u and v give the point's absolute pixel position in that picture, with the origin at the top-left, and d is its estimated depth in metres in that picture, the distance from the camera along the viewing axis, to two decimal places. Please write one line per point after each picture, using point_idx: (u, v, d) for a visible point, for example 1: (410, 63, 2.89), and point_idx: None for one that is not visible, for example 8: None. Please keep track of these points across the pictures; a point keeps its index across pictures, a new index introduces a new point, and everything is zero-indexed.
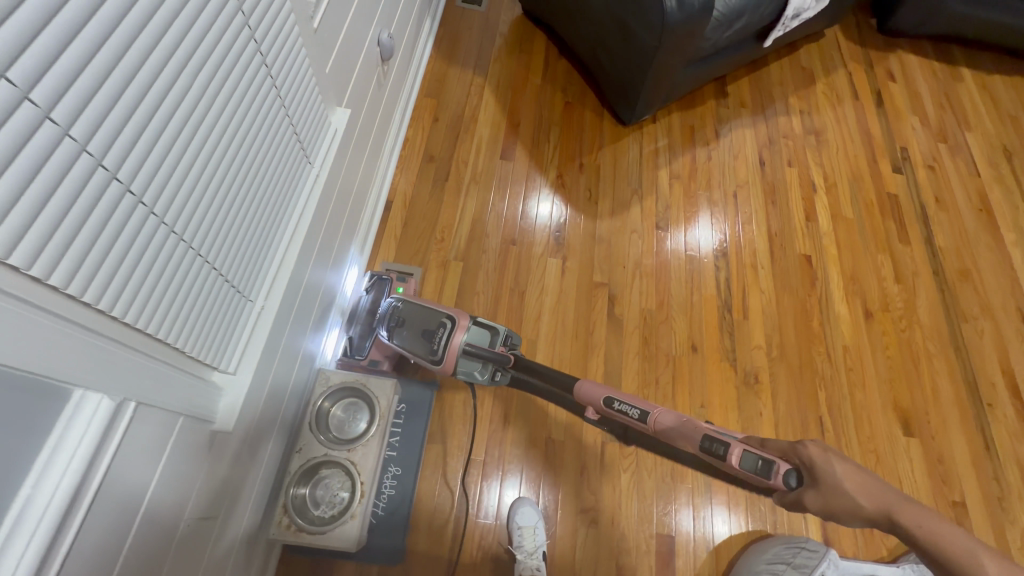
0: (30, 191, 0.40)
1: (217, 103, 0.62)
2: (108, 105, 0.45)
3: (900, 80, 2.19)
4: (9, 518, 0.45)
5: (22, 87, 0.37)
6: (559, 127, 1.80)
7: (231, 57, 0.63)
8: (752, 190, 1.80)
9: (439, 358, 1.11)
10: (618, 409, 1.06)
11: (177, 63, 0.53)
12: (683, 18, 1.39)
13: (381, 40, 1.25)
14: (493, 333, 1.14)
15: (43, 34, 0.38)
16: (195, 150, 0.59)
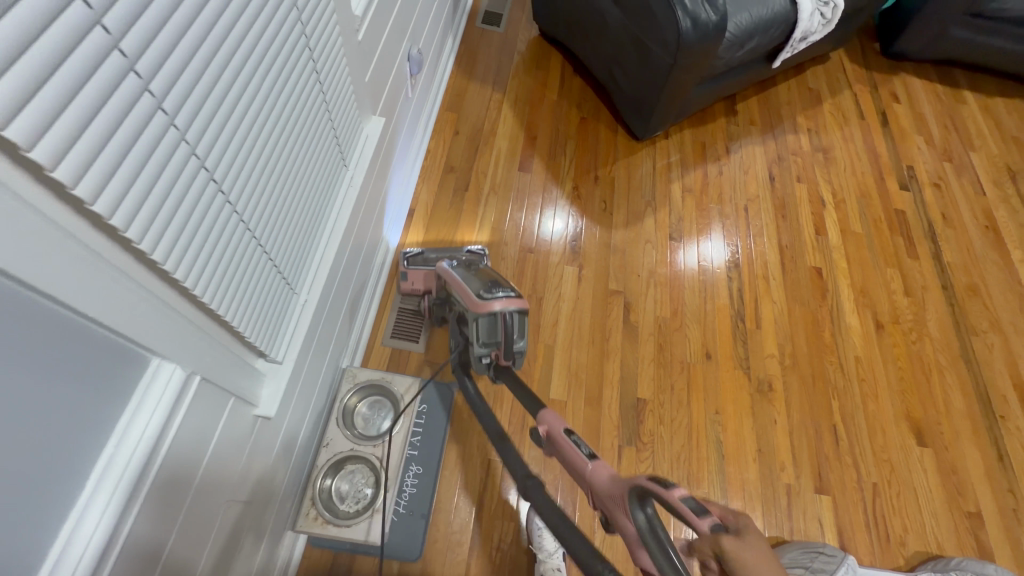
0: (131, 156, 0.44)
1: (273, 98, 0.67)
2: (190, 86, 0.50)
3: (904, 102, 2.26)
4: (94, 474, 0.50)
5: (130, 59, 0.42)
6: (574, 141, 1.87)
7: (286, 57, 0.69)
8: (762, 205, 1.85)
9: (483, 296, 1.07)
10: (571, 442, 0.94)
11: (245, 56, 0.59)
12: (698, 38, 1.46)
13: (411, 56, 1.32)
14: (522, 337, 1.08)
15: (147, 15, 0.43)
16: (255, 140, 0.64)
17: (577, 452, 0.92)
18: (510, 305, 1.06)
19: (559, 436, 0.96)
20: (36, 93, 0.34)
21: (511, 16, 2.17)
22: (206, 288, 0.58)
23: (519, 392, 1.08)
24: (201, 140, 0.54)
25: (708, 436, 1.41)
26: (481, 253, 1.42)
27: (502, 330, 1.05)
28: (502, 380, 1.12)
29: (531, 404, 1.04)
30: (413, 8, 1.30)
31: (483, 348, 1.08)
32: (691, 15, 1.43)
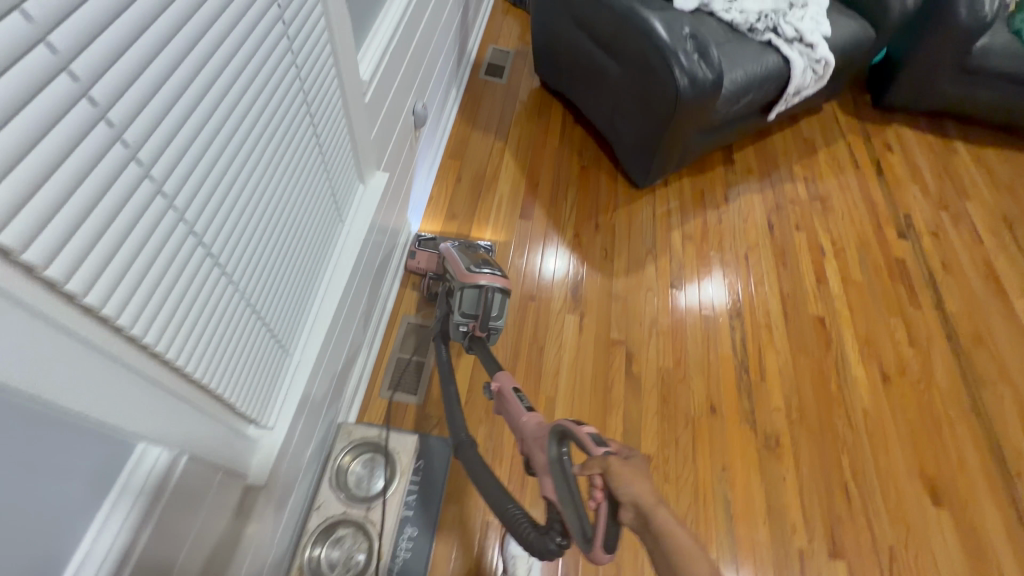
0: (127, 243, 0.42)
1: (272, 166, 0.66)
2: (192, 165, 0.49)
3: (897, 151, 2.31)
4: (117, 485, 0.54)
5: (133, 148, 0.40)
6: (575, 188, 1.89)
7: (286, 122, 0.68)
8: (763, 252, 1.85)
9: (470, 270, 1.27)
10: (516, 399, 1.17)
11: (247, 128, 0.58)
12: (695, 94, 1.50)
13: (416, 109, 1.35)
14: (498, 314, 1.27)
15: (150, 104, 0.42)
16: (253, 207, 0.63)
17: (519, 404, 1.15)
18: (493, 282, 1.27)
19: (509, 391, 1.18)
20: (32, 197, 0.32)
21: (514, 68, 2.25)
22: (198, 366, 0.56)
23: (485, 357, 1.28)
24: (200, 218, 0.52)
25: (715, 495, 1.36)
26: (489, 249, 1.58)
27: (483, 304, 1.26)
28: (476, 348, 1.30)
29: (491, 364, 1.25)
30: (419, 66, 1.33)
31: (463, 317, 1.26)
32: (687, 73, 1.47)
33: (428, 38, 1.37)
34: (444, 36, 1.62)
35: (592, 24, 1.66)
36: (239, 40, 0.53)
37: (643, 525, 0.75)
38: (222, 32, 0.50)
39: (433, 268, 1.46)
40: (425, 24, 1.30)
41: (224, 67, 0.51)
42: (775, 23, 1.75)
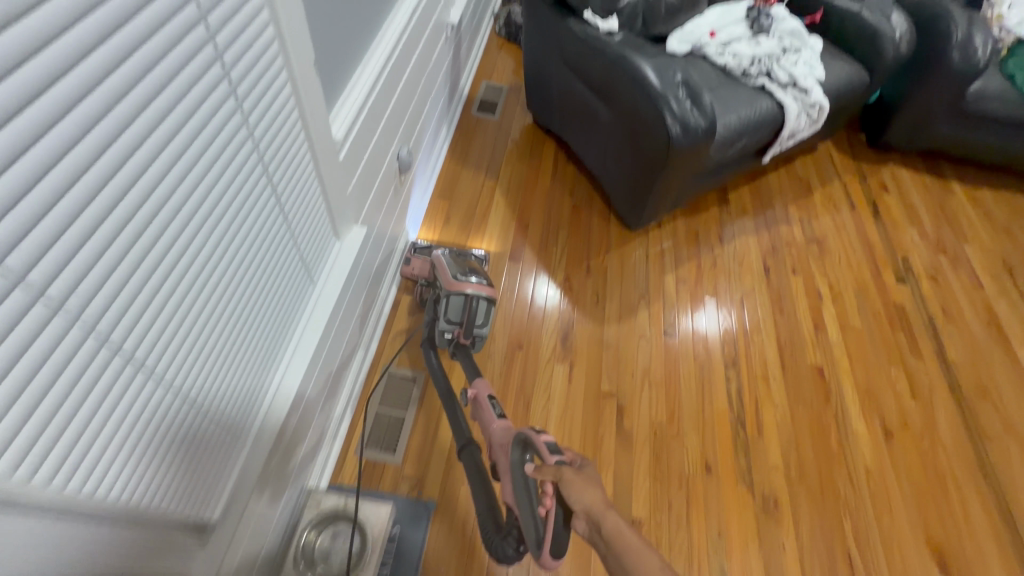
0: (9, 378, 0.37)
1: (222, 248, 0.62)
2: (107, 273, 0.44)
3: (893, 192, 2.28)
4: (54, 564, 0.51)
5: (15, 273, 0.35)
6: (567, 229, 1.85)
7: (241, 200, 0.64)
8: (758, 298, 1.80)
9: (457, 279, 1.31)
10: (491, 404, 1.24)
11: (185, 218, 0.53)
12: (688, 142, 1.47)
13: (401, 155, 1.32)
14: (483, 322, 1.32)
15: (43, 222, 0.37)
16: (195, 297, 0.58)
17: (493, 410, 1.23)
18: (480, 292, 1.31)
19: (485, 398, 1.24)
20: None
21: (506, 105, 2.23)
22: (122, 474, 0.51)
23: (469, 363, 1.32)
24: (123, 321, 0.47)
25: (711, 565, 1.28)
26: (482, 258, 1.63)
27: (468, 312, 1.30)
28: (460, 354, 1.34)
29: (471, 370, 1.28)
30: (405, 111, 1.30)
31: (449, 324, 1.30)
32: (680, 120, 1.45)
33: (414, 82, 1.34)
34: (433, 77, 1.60)
35: (583, 67, 1.64)
36: (171, 128, 0.49)
37: (595, 531, 0.86)
38: (148, 123, 0.45)
39: (425, 275, 1.49)
40: (411, 69, 1.27)
41: (153, 161, 0.47)
42: (768, 68, 1.74)
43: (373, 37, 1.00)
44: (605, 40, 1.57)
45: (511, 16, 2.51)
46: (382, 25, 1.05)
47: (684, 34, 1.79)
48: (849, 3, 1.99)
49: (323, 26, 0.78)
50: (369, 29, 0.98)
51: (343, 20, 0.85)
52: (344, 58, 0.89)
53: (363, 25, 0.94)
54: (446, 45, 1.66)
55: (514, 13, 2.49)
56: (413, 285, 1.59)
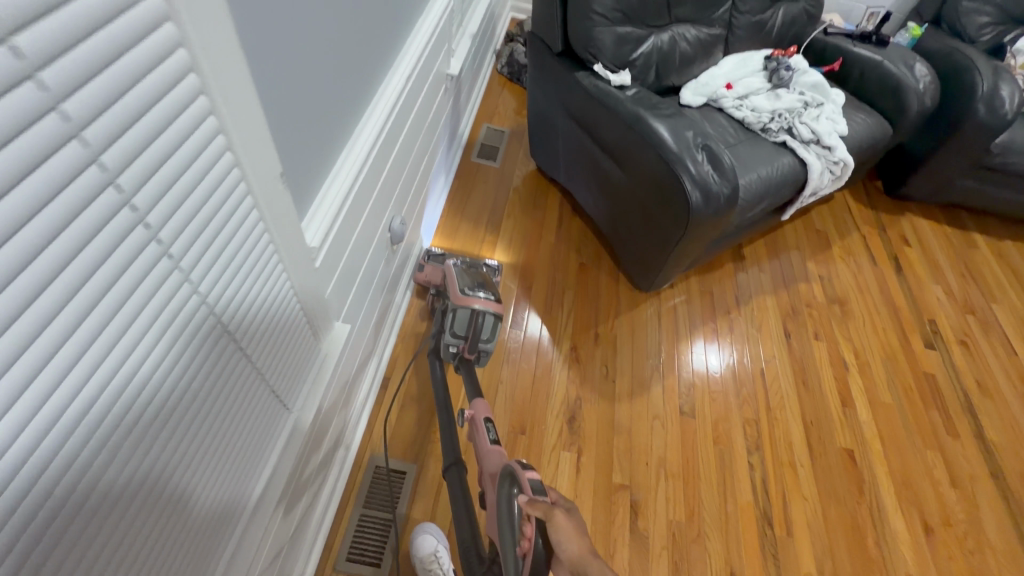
0: None
1: (146, 440, 0.46)
2: None
3: (915, 246, 2.19)
4: None
5: None
6: (573, 291, 1.72)
7: (177, 369, 0.49)
8: (780, 369, 1.67)
9: (464, 293, 1.30)
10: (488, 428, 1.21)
11: (78, 436, 0.39)
12: (708, 210, 1.34)
13: (393, 226, 1.19)
14: (489, 338, 1.30)
15: None
16: (101, 522, 0.43)
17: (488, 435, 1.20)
18: (486, 307, 1.29)
19: (478, 420, 1.22)
20: None
21: (508, 151, 2.11)
22: None
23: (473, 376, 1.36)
24: None
25: None
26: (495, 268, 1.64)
27: (473, 328, 1.28)
28: (466, 368, 1.34)
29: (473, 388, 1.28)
30: (398, 178, 1.17)
31: (454, 339, 1.30)
32: (700, 185, 1.32)
33: (410, 144, 1.22)
34: (431, 131, 1.48)
35: (592, 123, 1.53)
36: (75, 316, 0.36)
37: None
38: (10, 355, 0.32)
39: (435, 283, 1.54)
40: (404, 134, 1.15)
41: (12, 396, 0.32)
42: (790, 123, 1.62)
43: (359, 115, 0.88)
44: (617, 96, 1.45)
45: (514, 55, 2.41)
46: (370, 97, 0.93)
47: (699, 85, 1.68)
48: (869, 52, 1.91)
49: (293, 119, 0.65)
50: (354, 107, 0.85)
51: (320, 107, 0.73)
52: (319, 149, 0.75)
53: (346, 104, 0.82)
54: (446, 95, 1.54)
55: (517, 52, 2.40)
56: (425, 292, 1.65)
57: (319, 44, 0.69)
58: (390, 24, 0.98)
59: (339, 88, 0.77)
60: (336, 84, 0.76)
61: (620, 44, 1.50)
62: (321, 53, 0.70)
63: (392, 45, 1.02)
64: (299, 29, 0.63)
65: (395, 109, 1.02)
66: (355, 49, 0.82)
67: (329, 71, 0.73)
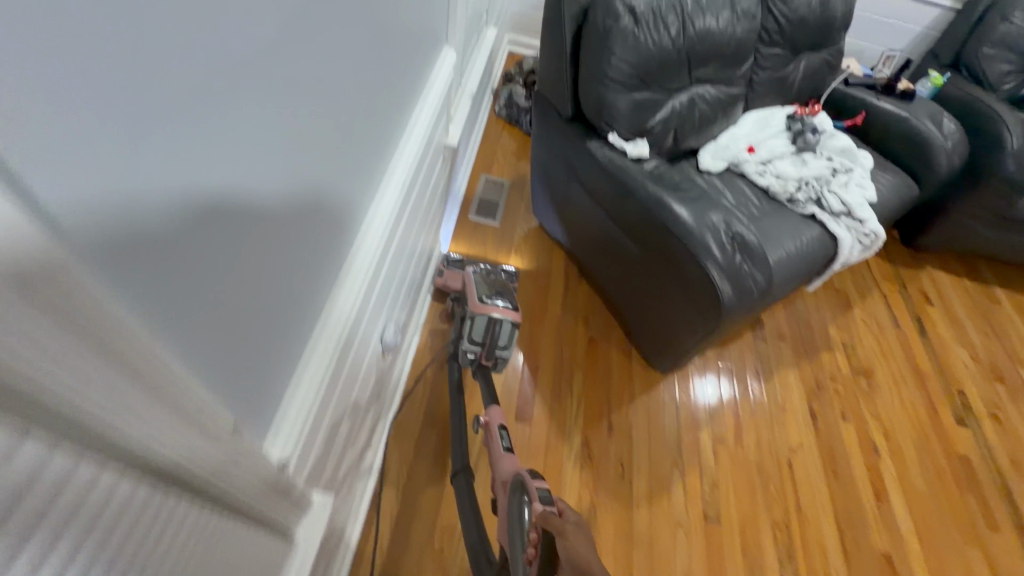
0: None
1: None
2: None
3: (937, 302, 2.06)
4: None
5: None
6: (582, 372, 1.57)
7: None
8: (808, 456, 1.53)
9: (483, 301, 1.35)
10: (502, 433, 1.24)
11: None
12: (739, 305, 1.19)
13: (384, 339, 1.09)
14: (505, 345, 1.34)
15: None
16: None
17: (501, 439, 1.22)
18: (505, 316, 1.34)
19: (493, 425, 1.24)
20: None
21: (508, 205, 1.96)
22: None
23: (489, 385, 1.38)
24: None
25: None
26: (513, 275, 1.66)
27: (490, 335, 1.32)
28: (481, 375, 1.37)
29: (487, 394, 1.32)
30: (389, 284, 1.06)
31: (471, 344, 1.33)
32: (730, 280, 1.17)
33: (402, 247, 1.10)
34: (428, 208, 1.33)
35: (605, 198, 1.38)
36: None
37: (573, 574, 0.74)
38: None
39: (455, 290, 1.55)
40: (397, 238, 1.03)
41: None
42: (819, 193, 1.50)
43: (335, 249, 0.73)
44: (632, 173, 1.31)
45: (513, 96, 2.26)
46: (356, 233, 0.83)
47: (718, 149, 1.55)
48: (893, 107, 1.79)
49: (248, 307, 0.50)
50: (329, 246, 0.70)
51: (284, 272, 0.57)
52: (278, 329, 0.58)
53: (318, 243, 0.66)
54: (446, 163, 1.38)
55: (516, 94, 2.24)
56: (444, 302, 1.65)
57: (285, 201, 0.53)
58: (381, 123, 0.83)
59: (308, 233, 0.62)
60: (307, 230, 0.61)
61: (636, 111, 1.36)
62: (288, 209, 0.55)
63: (382, 145, 0.86)
64: (260, 198, 0.48)
65: (387, 233, 0.91)
66: (335, 176, 0.67)
67: (297, 222, 0.58)
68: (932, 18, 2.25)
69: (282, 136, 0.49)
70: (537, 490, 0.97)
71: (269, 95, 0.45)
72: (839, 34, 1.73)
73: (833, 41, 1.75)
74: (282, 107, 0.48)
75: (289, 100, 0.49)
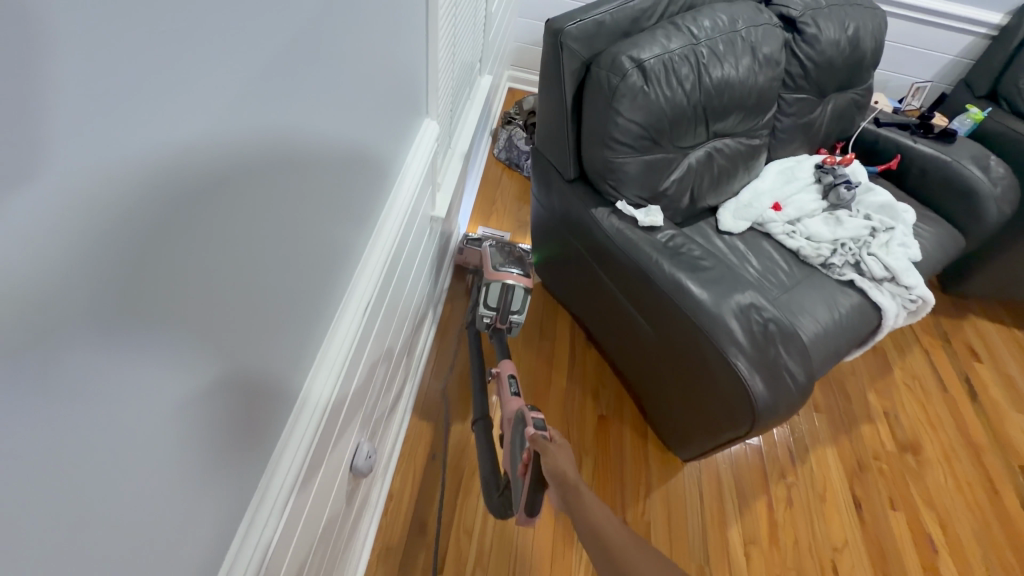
0: None
1: None
2: None
3: (985, 357, 1.85)
4: None
5: None
6: (592, 458, 1.39)
7: None
8: (854, 556, 1.33)
9: (496, 266, 1.36)
10: (510, 383, 1.22)
11: None
12: (777, 405, 1.01)
13: (356, 461, 0.91)
14: (520, 310, 1.34)
15: None
16: None
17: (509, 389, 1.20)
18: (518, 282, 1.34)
19: (504, 377, 1.24)
20: None
21: None
22: None
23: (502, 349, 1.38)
24: None
25: None
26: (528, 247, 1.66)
27: (504, 299, 1.33)
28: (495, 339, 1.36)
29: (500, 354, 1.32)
30: (365, 396, 0.91)
31: (485, 310, 1.33)
32: (766, 378, 1.00)
33: (377, 350, 0.93)
34: (414, 288, 1.17)
35: (616, 273, 1.22)
36: None
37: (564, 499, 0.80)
38: None
39: (475, 263, 1.64)
40: (371, 347, 0.88)
41: None
42: (856, 257, 1.32)
43: (267, 412, 0.58)
44: (645, 248, 1.15)
45: (512, 139, 2.13)
46: (316, 355, 0.70)
47: (740, 207, 1.39)
48: (933, 150, 1.62)
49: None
50: (243, 426, 0.54)
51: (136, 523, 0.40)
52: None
53: (229, 428, 0.51)
54: (434, 234, 1.24)
55: (516, 136, 2.11)
56: (463, 273, 1.73)
57: (148, 423, 0.39)
58: (337, 236, 0.69)
59: (211, 425, 0.47)
60: (204, 426, 0.47)
61: (647, 174, 1.20)
62: (158, 428, 0.40)
63: (340, 257, 0.72)
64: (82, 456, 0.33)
65: (348, 362, 0.76)
66: (251, 335, 0.52)
67: (179, 430, 0.43)
68: (963, 47, 2.08)
69: (125, 354, 0.35)
70: (531, 417, 0.99)
71: (84, 324, 0.31)
72: (868, 73, 1.56)
73: (863, 79, 1.58)
74: (119, 323, 0.34)
75: (136, 308, 0.35)
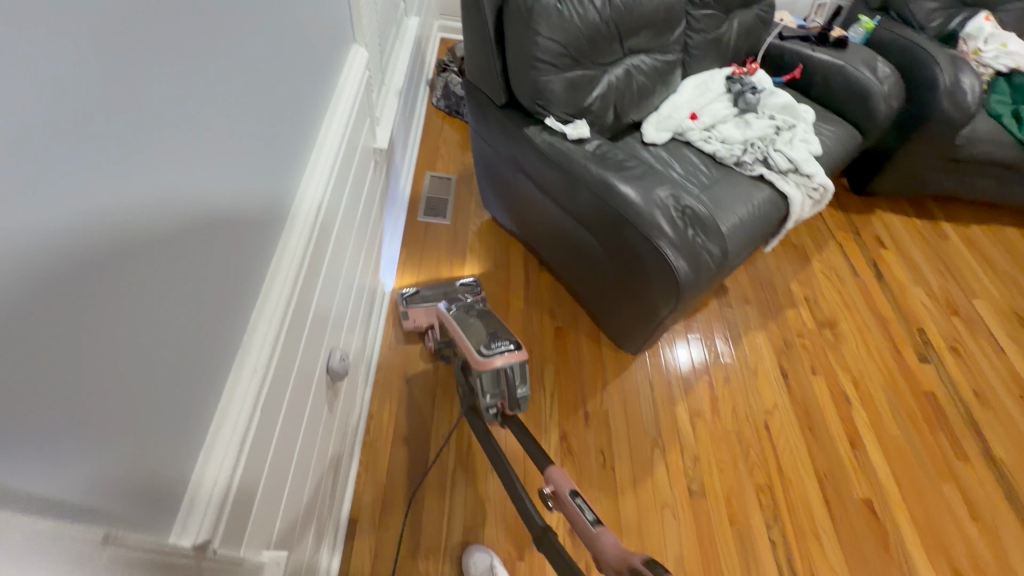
0: None
1: None
2: None
3: (890, 246, 2.09)
4: None
5: None
6: (553, 365, 1.54)
7: None
8: (784, 417, 1.54)
9: (486, 353, 1.11)
10: (577, 505, 0.91)
11: None
12: (698, 277, 1.16)
13: (332, 363, 1.00)
14: (522, 381, 1.15)
15: None
16: None
17: (582, 518, 0.89)
18: (510, 359, 1.12)
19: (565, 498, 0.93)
20: None
21: (458, 203, 1.90)
22: None
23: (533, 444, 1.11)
24: None
25: None
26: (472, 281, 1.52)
27: (506, 382, 1.12)
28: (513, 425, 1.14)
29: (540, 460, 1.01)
30: (330, 304, 0.99)
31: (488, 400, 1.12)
32: (686, 253, 1.14)
33: (337, 264, 1.01)
34: (367, 215, 1.25)
35: (552, 187, 1.33)
36: None
37: None
38: None
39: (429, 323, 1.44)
40: (329, 258, 0.95)
41: None
42: (765, 153, 1.48)
43: (254, 287, 0.67)
44: (575, 157, 1.27)
45: (449, 87, 2.17)
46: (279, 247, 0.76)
47: (661, 120, 1.53)
48: (830, 58, 1.78)
49: (148, 387, 0.46)
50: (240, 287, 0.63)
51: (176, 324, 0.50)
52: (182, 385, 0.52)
53: (231, 292, 0.61)
54: (381, 167, 1.31)
55: (453, 84, 2.16)
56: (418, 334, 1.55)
57: (178, 243, 0.49)
58: (291, 138, 0.77)
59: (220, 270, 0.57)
60: (213, 283, 0.56)
61: (572, 90, 1.30)
62: (184, 265, 0.50)
63: (295, 164, 0.79)
64: (137, 258, 0.43)
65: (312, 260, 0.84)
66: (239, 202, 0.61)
67: (199, 275, 0.53)
68: None
69: (153, 177, 0.44)
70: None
71: (126, 140, 0.40)
72: None
73: None
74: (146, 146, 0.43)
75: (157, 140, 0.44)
